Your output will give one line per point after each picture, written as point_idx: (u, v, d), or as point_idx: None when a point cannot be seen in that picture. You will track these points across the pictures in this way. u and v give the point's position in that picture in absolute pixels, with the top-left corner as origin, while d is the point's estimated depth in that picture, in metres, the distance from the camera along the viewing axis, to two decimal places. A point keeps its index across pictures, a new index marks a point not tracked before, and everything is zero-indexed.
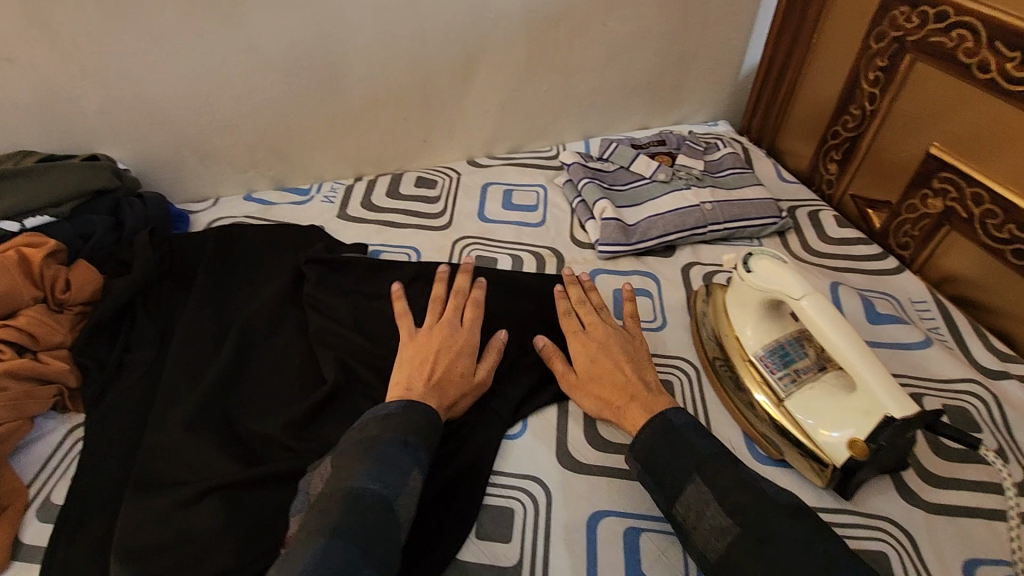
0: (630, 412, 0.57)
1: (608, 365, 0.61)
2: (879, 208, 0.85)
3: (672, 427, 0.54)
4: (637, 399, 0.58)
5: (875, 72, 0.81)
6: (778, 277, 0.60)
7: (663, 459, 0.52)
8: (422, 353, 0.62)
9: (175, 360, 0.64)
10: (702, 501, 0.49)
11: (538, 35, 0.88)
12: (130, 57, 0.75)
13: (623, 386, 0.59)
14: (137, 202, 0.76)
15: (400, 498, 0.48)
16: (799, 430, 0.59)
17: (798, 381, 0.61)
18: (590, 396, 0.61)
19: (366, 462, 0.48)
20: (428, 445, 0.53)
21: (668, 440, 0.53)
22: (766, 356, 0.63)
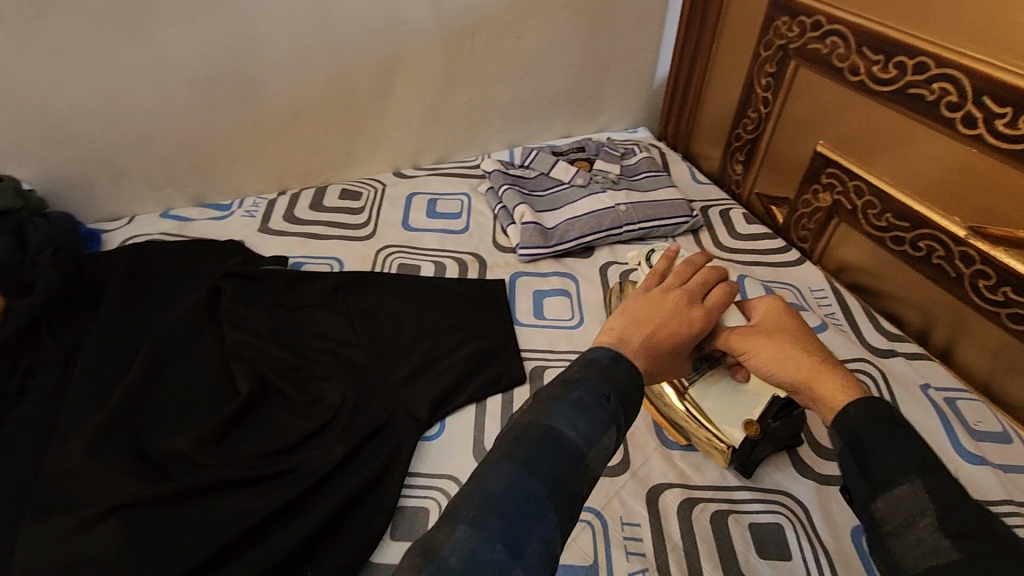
0: (814, 378, 0.48)
1: (789, 332, 0.52)
2: (780, 204, 0.91)
3: (890, 412, 0.42)
4: (834, 371, 0.48)
5: (766, 77, 0.87)
6: None
7: (865, 435, 0.42)
8: (656, 309, 0.51)
9: (81, 381, 0.63)
10: (912, 504, 0.38)
11: (454, 46, 0.90)
12: (30, 74, 0.73)
13: (811, 355, 0.49)
14: (42, 221, 0.75)
15: (593, 455, 0.40)
16: (702, 416, 0.60)
17: (700, 369, 0.62)
18: (769, 358, 0.51)
19: (565, 404, 0.41)
20: (630, 406, 0.44)
21: (882, 422, 0.42)
22: None
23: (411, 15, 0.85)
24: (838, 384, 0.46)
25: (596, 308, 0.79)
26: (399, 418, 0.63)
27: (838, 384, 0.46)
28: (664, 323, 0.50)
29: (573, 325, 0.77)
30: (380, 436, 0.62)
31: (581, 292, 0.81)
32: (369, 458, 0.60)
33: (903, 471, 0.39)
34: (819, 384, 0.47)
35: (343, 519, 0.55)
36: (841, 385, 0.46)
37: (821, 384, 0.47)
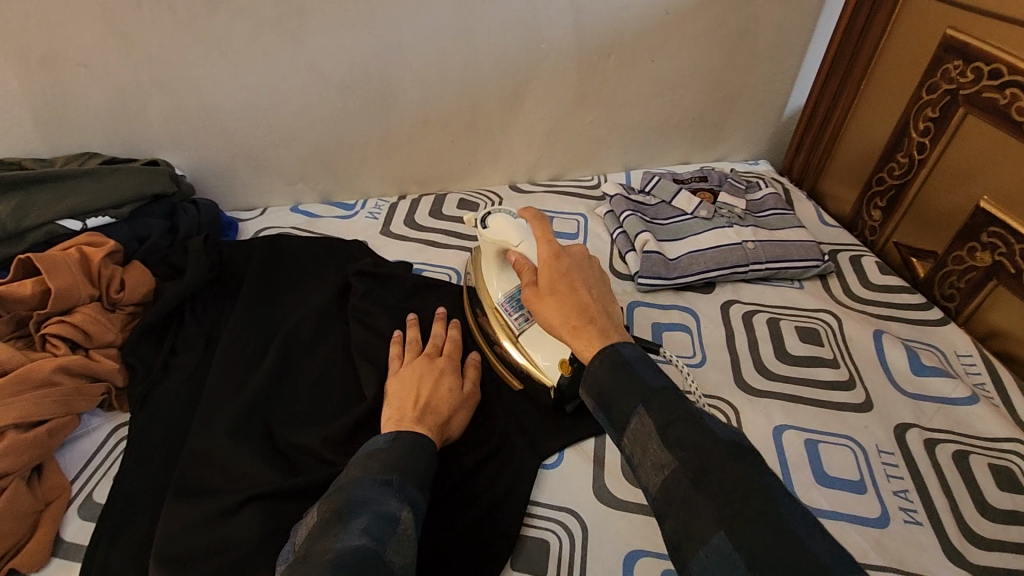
0: (575, 339, 0.50)
1: (573, 295, 0.53)
2: (924, 258, 0.85)
3: (622, 357, 0.46)
4: (593, 333, 0.49)
5: (925, 121, 0.81)
6: (502, 231, 0.65)
7: (609, 383, 0.44)
8: (415, 383, 0.61)
9: (220, 365, 0.65)
10: (644, 434, 0.41)
11: (587, 67, 0.89)
12: (198, 71, 0.77)
13: (574, 316, 0.51)
14: (191, 208, 0.78)
15: (392, 543, 0.43)
16: (531, 363, 0.64)
17: (530, 318, 0.65)
18: (546, 319, 0.52)
19: (350, 513, 0.44)
20: (415, 480, 0.50)
21: (614, 365, 0.45)
22: (505, 301, 0.67)
23: (552, 33, 0.84)
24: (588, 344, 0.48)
25: (718, 348, 0.76)
26: (519, 443, 0.63)
27: (593, 343, 0.48)
28: (431, 388, 0.61)
29: (696, 363, 0.74)
30: (499, 458, 0.61)
31: (702, 329, 0.78)
32: (491, 481, 0.60)
33: (634, 403, 0.42)
34: (578, 344, 0.49)
35: (466, 541, 0.55)
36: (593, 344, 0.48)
37: (578, 343, 0.49)
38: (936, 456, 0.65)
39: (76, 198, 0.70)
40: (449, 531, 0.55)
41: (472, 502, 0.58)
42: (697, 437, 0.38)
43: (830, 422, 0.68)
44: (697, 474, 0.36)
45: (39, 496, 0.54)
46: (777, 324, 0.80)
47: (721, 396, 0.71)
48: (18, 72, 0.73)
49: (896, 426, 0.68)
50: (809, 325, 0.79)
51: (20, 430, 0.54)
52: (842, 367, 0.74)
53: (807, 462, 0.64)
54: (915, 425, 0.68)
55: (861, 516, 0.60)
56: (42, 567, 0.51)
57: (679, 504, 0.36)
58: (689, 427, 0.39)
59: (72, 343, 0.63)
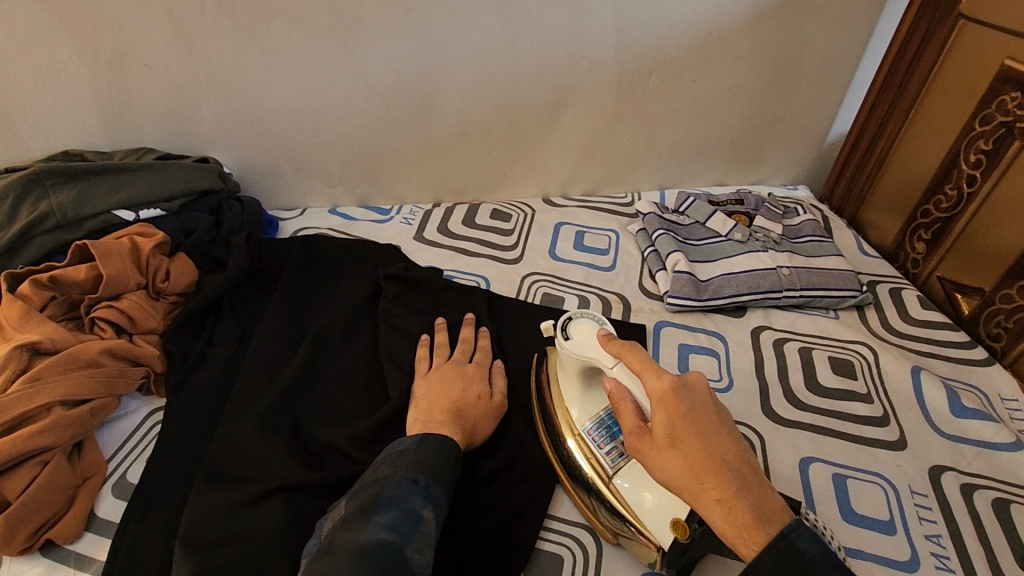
0: (717, 517, 0.41)
1: (702, 444, 0.43)
2: (969, 295, 0.82)
3: (802, 556, 0.39)
4: (742, 504, 0.41)
5: (977, 154, 0.79)
6: (590, 347, 0.57)
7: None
8: (443, 388, 0.62)
9: (254, 357, 0.67)
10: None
11: (629, 85, 0.89)
12: (251, 74, 0.81)
13: (712, 485, 0.42)
14: (236, 206, 0.81)
15: (413, 543, 0.45)
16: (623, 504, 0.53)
17: (625, 454, 0.55)
18: (674, 477, 0.43)
19: (376, 509, 0.46)
20: (440, 479, 0.51)
21: (782, 560, 0.39)
22: (593, 429, 0.57)
23: (595, 50, 0.85)
24: (735, 529, 0.40)
25: (746, 373, 0.75)
26: (536, 455, 0.62)
27: (748, 516, 0.40)
28: (458, 393, 0.62)
29: (722, 388, 0.73)
30: (519, 469, 0.61)
31: (730, 354, 0.77)
32: (509, 490, 0.60)
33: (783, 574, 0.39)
34: (724, 526, 0.41)
35: (481, 548, 0.55)
36: (741, 525, 0.40)
37: (719, 523, 0.41)
38: (973, 501, 0.62)
39: (132, 190, 0.74)
40: (465, 539, 0.56)
41: (489, 510, 0.58)
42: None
43: (861, 457, 0.66)
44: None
45: (77, 471, 0.56)
46: (810, 353, 0.78)
47: (747, 422, 0.69)
48: (87, 69, 0.78)
49: (931, 467, 0.65)
50: (843, 356, 0.77)
51: (65, 407, 0.57)
52: (875, 402, 0.72)
53: (834, 496, 0.62)
54: (951, 468, 0.65)
55: (890, 558, 0.58)
56: (76, 540, 0.53)
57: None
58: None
59: (118, 328, 0.66)
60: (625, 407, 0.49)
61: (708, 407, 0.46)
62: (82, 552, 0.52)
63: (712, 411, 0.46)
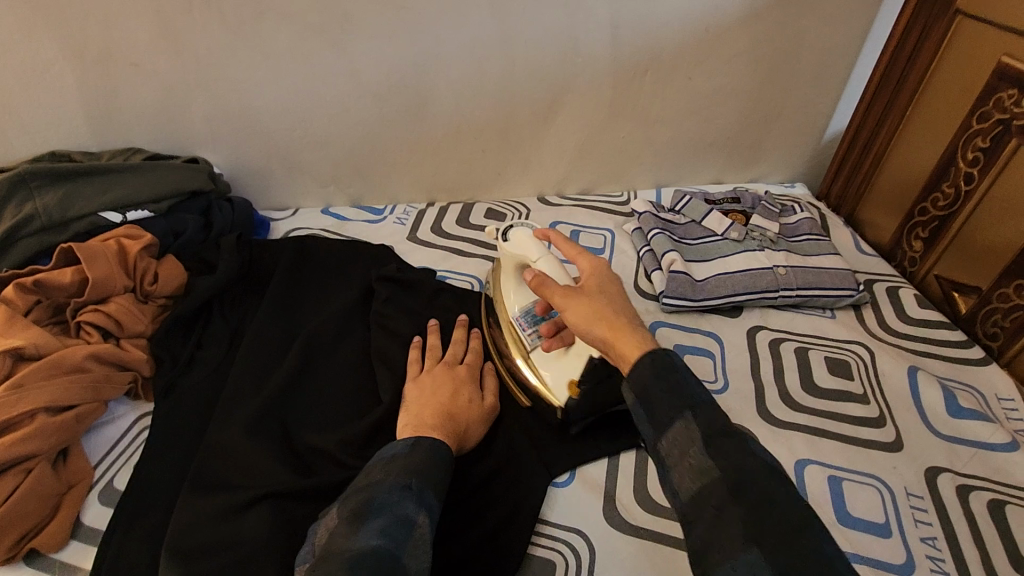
0: (618, 338, 0.48)
1: (607, 297, 0.52)
2: (967, 294, 0.81)
3: (673, 363, 0.44)
4: (634, 330, 0.48)
5: (975, 152, 0.78)
6: (523, 245, 0.65)
7: (653, 388, 0.43)
8: (435, 392, 0.61)
9: (244, 360, 0.66)
10: (686, 437, 0.41)
11: (624, 82, 0.88)
12: (241, 73, 0.80)
13: (618, 317, 0.50)
14: (226, 206, 0.80)
15: (407, 549, 0.44)
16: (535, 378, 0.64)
17: (542, 336, 0.65)
18: (582, 316, 0.51)
19: (369, 515, 0.45)
20: (433, 484, 0.50)
21: (665, 372, 0.44)
22: (521, 316, 0.67)
23: (589, 47, 0.83)
24: (632, 346, 0.47)
25: (742, 374, 0.74)
26: (530, 460, 0.62)
27: (638, 338, 0.48)
28: (450, 397, 0.61)
29: (717, 389, 0.73)
30: (511, 473, 0.60)
31: (726, 355, 0.77)
32: (501, 495, 0.59)
33: (677, 409, 0.42)
34: (618, 345, 0.48)
35: (472, 555, 0.54)
36: (636, 344, 0.47)
37: (616, 341, 0.48)
38: (969, 503, 0.62)
39: (119, 191, 0.73)
40: (456, 544, 0.55)
41: (481, 515, 0.57)
42: (743, 460, 0.38)
43: (857, 459, 0.65)
44: (736, 492, 0.37)
45: (62, 479, 0.56)
46: (806, 353, 0.77)
47: (742, 424, 0.69)
48: (74, 68, 0.77)
49: (928, 469, 0.65)
50: (840, 357, 0.77)
51: (50, 414, 0.56)
52: (872, 403, 0.71)
53: (829, 499, 0.62)
54: (948, 470, 0.65)
55: (884, 561, 0.57)
56: (61, 549, 0.52)
57: (715, 516, 0.38)
58: (733, 445, 0.39)
59: (105, 332, 0.65)
60: (550, 277, 0.57)
61: (612, 279, 0.55)
62: (67, 562, 0.52)
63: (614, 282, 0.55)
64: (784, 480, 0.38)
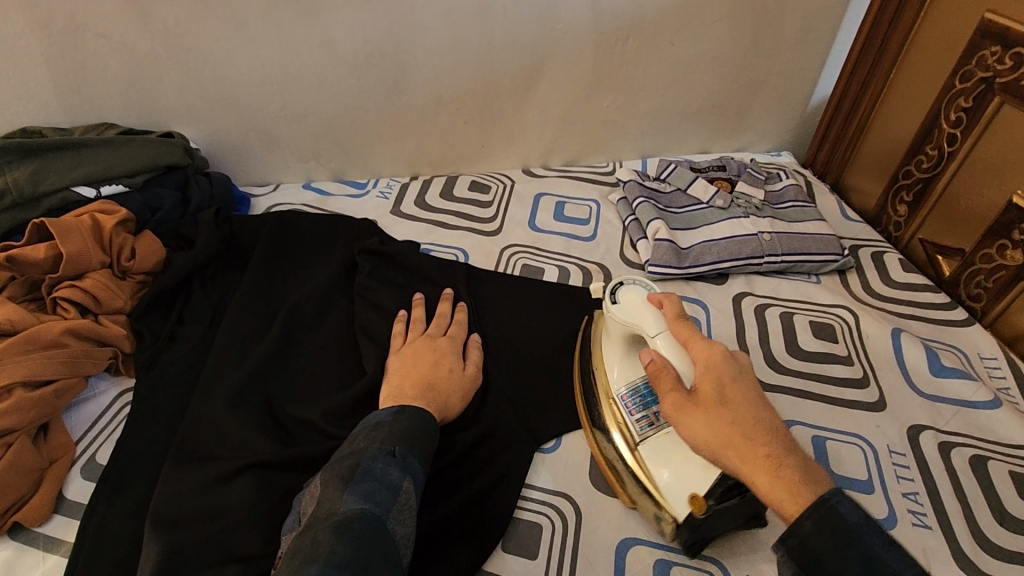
0: (763, 474, 0.42)
1: (745, 411, 0.46)
2: (950, 256, 0.81)
3: (847, 523, 0.38)
4: (784, 466, 0.42)
5: (958, 112, 0.77)
6: (637, 312, 0.55)
7: (823, 557, 0.38)
8: (418, 362, 0.61)
9: (226, 334, 0.66)
10: None
11: (606, 49, 0.87)
12: (213, 44, 0.78)
13: (761, 441, 0.44)
14: (204, 181, 0.79)
15: (393, 514, 0.45)
16: (643, 472, 0.53)
17: (654, 425, 0.55)
18: (715, 441, 0.45)
19: (356, 479, 0.45)
20: (418, 451, 0.50)
21: (841, 535, 0.38)
22: (627, 395, 0.57)
23: (569, 13, 0.82)
24: (782, 489, 0.41)
25: (726, 339, 0.75)
26: (515, 427, 0.62)
27: (789, 478, 0.41)
28: (431, 367, 0.61)
29: None
30: (498, 440, 0.60)
31: (711, 320, 0.77)
32: (488, 462, 0.59)
33: None
34: (763, 482, 0.42)
35: (459, 520, 0.55)
36: (789, 485, 0.41)
37: (762, 481, 0.42)
38: (951, 459, 0.63)
39: (92, 166, 0.71)
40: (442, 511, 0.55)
41: (468, 481, 0.57)
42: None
43: (840, 419, 0.66)
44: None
45: (43, 454, 0.55)
46: (790, 318, 0.77)
47: None
48: (40, 41, 0.75)
49: (910, 427, 0.66)
50: (824, 320, 0.77)
51: (27, 389, 0.56)
52: (856, 365, 0.72)
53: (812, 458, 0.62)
54: (930, 427, 0.65)
55: None
56: (44, 523, 0.52)
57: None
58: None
59: (83, 308, 0.64)
60: (668, 370, 0.50)
61: (750, 381, 0.48)
62: (50, 535, 0.52)
63: (749, 384, 0.48)
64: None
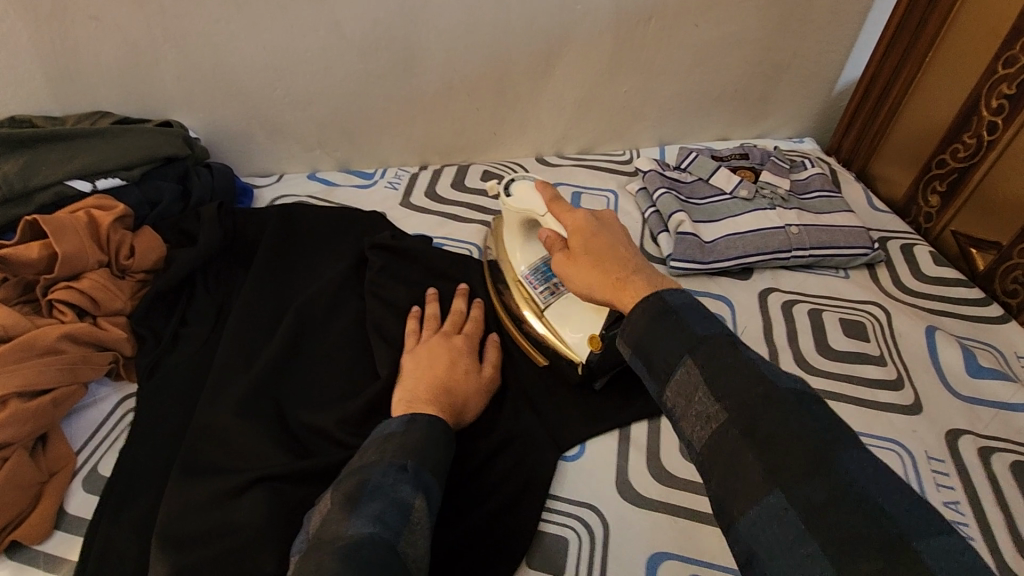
0: (613, 291, 0.48)
1: (607, 248, 0.51)
2: (985, 250, 0.78)
3: (668, 304, 0.42)
4: (633, 280, 0.47)
5: (999, 99, 0.74)
6: (529, 200, 0.63)
7: (649, 338, 0.42)
8: (434, 366, 0.58)
9: (231, 336, 0.63)
10: (689, 384, 0.38)
11: (625, 31, 0.82)
12: (212, 28, 0.73)
13: (615, 270, 0.49)
14: (205, 172, 0.75)
15: (404, 535, 0.41)
16: (550, 329, 0.61)
17: (555, 293, 0.62)
18: (585, 281, 0.51)
19: (364, 499, 0.42)
20: (431, 464, 0.47)
21: (661, 312, 0.42)
22: (530, 273, 0.64)
23: None
24: (625, 295, 0.46)
25: (753, 338, 0.71)
26: (536, 435, 0.59)
27: (640, 286, 0.46)
28: (449, 370, 0.58)
29: None
30: (519, 447, 0.58)
31: (737, 318, 0.74)
32: (508, 471, 0.56)
33: (678, 355, 0.40)
34: (617, 296, 0.47)
35: (478, 535, 0.52)
36: (633, 291, 0.46)
37: (615, 294, 0.47)
38: (992, 466, 0.60)
39: (87, 158, 0.68)
40: (463, 524, 0.52)
41: (490, 492, 0.55)
42: (750, 390, 0.35)
43: (876, 424, 0.63)
44: (749, 425, 0.34)
45: (43, 467, 0.53)
46: (819, 315, 0.74)
47: None
48: (28, 24, 0.70)
49: (949, 432, 0.63)
50: (854, 318, 0.74)
51: (24, 399, 0.53)
52: (889, 365, 0.69)
53: None
54: (969, 432, 0.63)
55: None
56: (46, 540, 0.50)
57: (732, 460, 0.34)
58: (738, 377, 0.36)
59: (80, 310, 0.61)
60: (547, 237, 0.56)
61: (617, 234, 0.53)
62: (51, 554, 0.49)
63: (616, 235, 0.53)
64: (810, 402, 0.35)
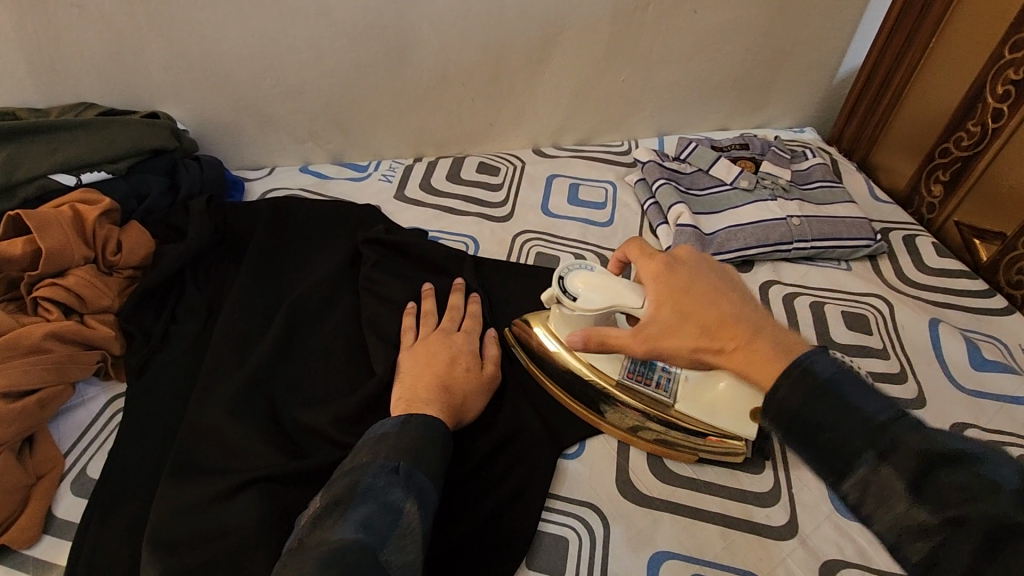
0: (740, 365, 0.42)
1: (709, 306, 0.44)
2: (989, 240, 0.77)
3: (820, 377, 0.38)
4: (759, 344, 0.42)
5: (1006, 85, 0.72)
6: (608, 294, 0.52)
7: (808, 417, 0.38)
8: (430, 363, 0.57)
9: (222, 333, 0.61)
10: (877, 479, 0.35)
11: (624, 18, 0.80)
12: (198, 15, 0.71)
13: (730, 337, 0.43)
14: (194, 166, 0.73)
15: (393, 541, 0.40)
16: (695, 420, 0.54)
17: (673, 377, 0.56)
18: (688, 349, 0.45)
19: (353, 503, 0.41)
20: (425, 467, 0.46)
21: (815, 390, 0.38)
22: (632, 369, 0.57)
23: None
24: (763, 368, 0.41)
25: None
26: (535, 432, 0.58)
27: (773, 352, 0.41)
28: (447, 367, 0.56)
29: None
30: (518, 446, 0.57)
31: None
32: (508, 470, 0.55)
33: (855, 448, 0.36)
34: (749, 370, 0.42)
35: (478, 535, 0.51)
36: (769, 362, 0.41)
37: (747, 368, 0.42)
38: None
39: (71, 151, 0.66)
40: (461, 524, 0.51)
41: (488, 491, 0.54)
42: (970, 489, 0.32)
43: None
44: (988, 539, 0.31)
45: (29, 470, 0.51)
46: (822, 308, 0.73)
47: None
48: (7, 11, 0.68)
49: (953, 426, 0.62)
50: (856, 310, 0.73)
51: (8, 399, 0.52)
52: (893, 359, 0.68)
53: None
54: (973, 426, 0.62)
55: None
56: (34, 545, 0.48)
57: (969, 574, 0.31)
58: (953, 473, 0.33)
59: (66, 308, 0.59)
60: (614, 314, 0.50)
61: (708, 279, 0.47)
62: (40, 558, 0.48)
63: (707, 282, 0.46)
64: None
